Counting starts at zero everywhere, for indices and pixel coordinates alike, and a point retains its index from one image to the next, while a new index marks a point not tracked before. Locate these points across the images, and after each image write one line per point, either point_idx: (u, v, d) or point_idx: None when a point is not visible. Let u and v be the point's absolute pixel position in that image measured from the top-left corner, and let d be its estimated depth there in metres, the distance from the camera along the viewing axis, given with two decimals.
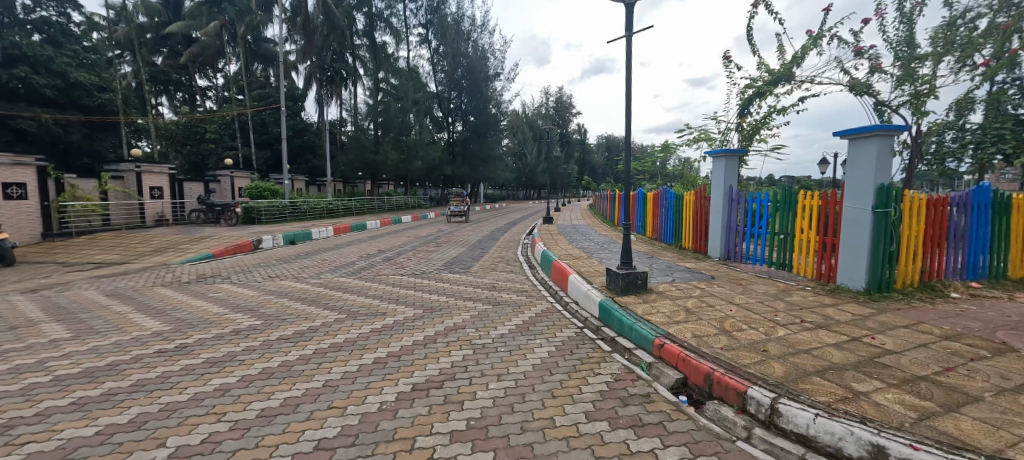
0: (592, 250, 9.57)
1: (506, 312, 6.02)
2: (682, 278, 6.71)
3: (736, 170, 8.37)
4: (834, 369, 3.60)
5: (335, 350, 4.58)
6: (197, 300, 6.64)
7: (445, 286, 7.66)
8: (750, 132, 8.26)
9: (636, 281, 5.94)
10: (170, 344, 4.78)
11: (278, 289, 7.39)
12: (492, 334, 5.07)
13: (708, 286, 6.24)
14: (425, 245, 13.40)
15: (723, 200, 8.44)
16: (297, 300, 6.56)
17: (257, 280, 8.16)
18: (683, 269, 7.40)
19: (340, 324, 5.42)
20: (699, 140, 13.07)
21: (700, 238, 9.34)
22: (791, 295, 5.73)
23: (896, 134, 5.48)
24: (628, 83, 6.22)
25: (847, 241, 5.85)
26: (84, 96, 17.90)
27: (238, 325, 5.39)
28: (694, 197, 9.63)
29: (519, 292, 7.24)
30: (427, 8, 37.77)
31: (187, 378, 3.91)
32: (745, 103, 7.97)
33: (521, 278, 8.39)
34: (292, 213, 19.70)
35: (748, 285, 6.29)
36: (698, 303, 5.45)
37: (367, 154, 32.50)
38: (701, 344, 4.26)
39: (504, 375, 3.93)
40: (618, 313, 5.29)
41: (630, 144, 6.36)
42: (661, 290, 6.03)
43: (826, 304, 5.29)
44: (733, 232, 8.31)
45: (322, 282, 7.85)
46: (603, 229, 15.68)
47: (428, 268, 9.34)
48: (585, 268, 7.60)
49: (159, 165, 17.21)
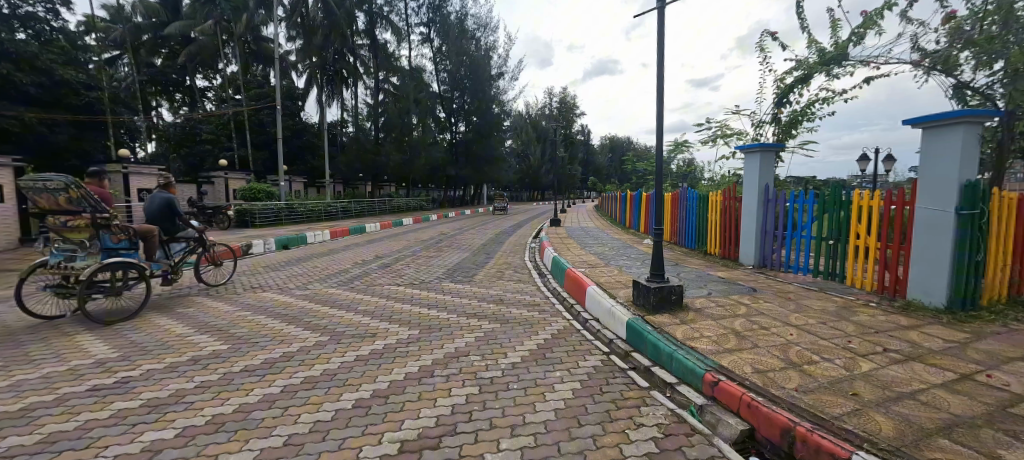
0: (608, 256, 8.70)
1: (516, 333, 5.11)
2: (720, 291, 5.78)
3: (772, 167, 7.42)
4: (962, 426, 2.70)
5: (310, 387, 3.71)
6: (162, 318, 5.78)
7: (444, 299, 6.75)
8: (789, 123, 7.39)
9: (671, 296, 5.04)
10: (110, 378, 3.93)
11: (258, 303, 6.54)
12: (502, 364, 4.17)
13: (753, 301, 5.31)
14: (426, 249, 12.52)
15: (757, 200, 7.47)
16: (275, 318, 5.69)
17: (235, 292, 7.27)
18: (717, 279, 6.47)
19: (318, 350, 4.53)
20: (719, 136, 12.15)
21: (729, 242, 8.41)
22: (857, 314, 4.82)
23: (985, 121, 4.56)
24: (659, 62, 5.34)
25: (920, 248, 4.96)
26: (71, 94, 17.29)
27: (200, 351, 4.52)
28: (721, 197, 8.67)
29: (529, 306, 6.33)
30: (429, 6, 36.86)
31: (112, 432, 3.04)
32: (786, 92, 7.09)
33: (530, 289, 7.46)
34: (288, 216, 18.90)
35: (800, 300, 5.36)
36: (747, 323, 4.56)
37: (368, 155, 31.51)
38: (768, 382, 3.37)
39: (519, 428, 3.04)
40: (654, 337, 4.38)
41: (660, 133, 5.44)
42: (698, 306, 5.11)
43: (905, 327, 4.38)
44: (770, 237, 7.35)
45: (307, 295, 6.97)
46: (615, 232, 14.78)
47: (428, 277, 8.46)
48: (604, 278, 6.71)
49: (147, 166, 16.48)
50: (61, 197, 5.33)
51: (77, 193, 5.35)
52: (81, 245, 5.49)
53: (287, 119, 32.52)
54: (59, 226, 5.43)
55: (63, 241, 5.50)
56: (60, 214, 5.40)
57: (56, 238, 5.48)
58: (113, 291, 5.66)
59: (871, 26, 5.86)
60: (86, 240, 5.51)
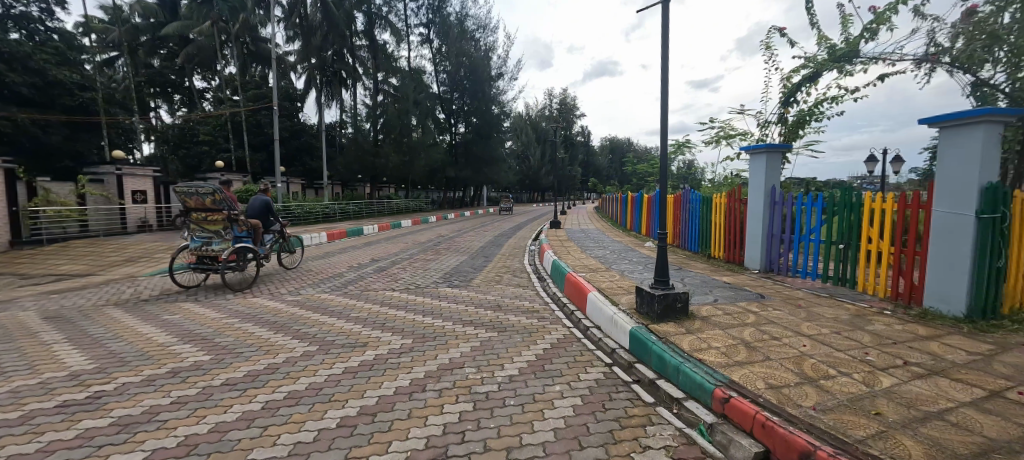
0: (609, 260, 8.49)
1: (513, 342, 4.87)
2: (726, 297, 5.56)
3: (778, 169, 7.19)
4: (1000, 452, 2.46)
5: (293, 404, 3.46)
6: (146, 326, 5.55)
7: (440, 305, 6.51)
8: (795, 124, 7.18)
9: (676, 304, 4.80)
10: (81, 393, 3.69)
11: (247, 309, 6.30)
12: (498, 377, 3.93)
13: (761, 309, 5.08)
14: (424, 252, 12.31)
15: (763, 203, 7.23)
16: (263, 326, 5.45)
17: (225, 297, 7.05)
18: (723, 285, 6.25)
19: (305, 362, 4.30)
20: (722, 137, 11.96)
21: (734, 245, 8.18)
22: (872, 323, 4.59)
23: (1005, 121, 4.36)
24: (663, 61, 5.13)
25: (937, 253, 4.74)
26: (64, 95, 17.13)
27: (181, 363, 4.29)
28: (725, 199, 8.43)
29: (528, 313, 6.10)
30: (428, 7, 36.73)
31: (75, 456, 2.79)
32: (793, 91, 6.90)
33: (529, 294, 7.23)
34: (285, 218, 18.68)
35: (810, 308, 5.13)
36: (757, 333, 4.34)
37: (367, 157, 31.28)
38: (783, 400, 3.13)
39: (515, 451, 2.80)
40: (659, 347, 4.16)
41: (664, 133, 5.22)
42: (705, 314, 4.88)
43: (924, 337, 4.16)
44: (776, 241, 7.10)
45: (298, 301, 6.73)
46: (616, 235, 14.55)
47: (425, 281, 8.24)
48: (606, 284, 6.48)
49: (142, 167, 16.20)
50: (207, 199, 7.28)
51: (217, 195, 7.26)
52: (216, 233, 7.40)
53: (285, 120, 32.34)
54: (202, 220, 7.37)
55: (202, 230, 7.42)
56: (203, 211, 7.32)
57: (198, 228, 7.42)
58: (238, 267, 7.58)
59: (883, 23, 5.65)
60: (220, 230, 7.43)
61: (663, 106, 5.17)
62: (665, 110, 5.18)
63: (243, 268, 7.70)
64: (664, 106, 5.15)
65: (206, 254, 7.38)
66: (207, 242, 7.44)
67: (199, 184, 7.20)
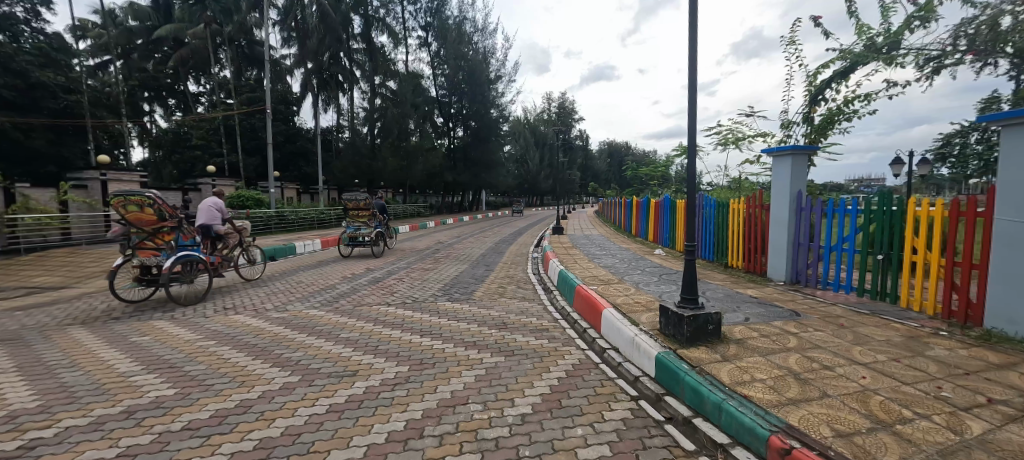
0: (620, 271, 7.93)
1: (524, 370, 4.26)
2: (760, 315, 4.99)
3: (804, 173, 6.65)
4: None
5: (264, 456, 2.87)
6: (109, 350, 4.96)
7: (439, 323, 5.91)
8: (823, 123, 6.63)
9: (707, 326, 4.21)
10: (9, 444, 3.08)
11: (226, 329, 5.70)
12: (509, 416, 3.36)
13: (801, 330, 4.51)
14: (422, 260, 11.75)
15: (789, 209, 6.68)
16: (242, 351, 4.87)
17: (205, 314, 6.45)
18: (750, 300, 5.69)
19: (284, 398, 3.70)
20: (733, 140, 11.50)
21: (754, 254, 7.62)
22: (933, 347, 4.03)
23: None
24: (689, 50, 4.58)
25: (1002, 267, 4.19)
26: (48, 98, 16.56)
27: (139, 400, 3.69)
28: (744, 205, 7.89)
29: (537, 333, 5.50)
30: (428, 9, 36.37)
31: None
32: (821, 88, 6.39)
33: (536, 310, 6.65)
34: (278, 224, 18.11)
35: (854, 328, 4.58)
36: (806, 361, 3.77)
37: (364, 161, 30.77)
38: (861, 455, 2.55)
39: None
40: (693, 379, 3.59)
41: (692, 129, 4.64)
42: (740, 337, 4.30)
43: (999, 366, 3.61)
44: (803, 250, 6.56)
45: (283, 319, 6.11)
46: (621, 241, 14.06)
47: (423, 294, 7.68)
48: (621, 300, 5.90)
49: (128, 172, 15.69)
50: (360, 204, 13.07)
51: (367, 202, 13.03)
52: (363, 223, 13.16)
53: (281, 124, 31.78)
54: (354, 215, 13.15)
55: (355, 221, 13.21)
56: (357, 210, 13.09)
57: (352, 220, 13.19)
58: (374, 243, 13.18)
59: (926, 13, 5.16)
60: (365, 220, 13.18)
61: (690, 100, 4.61)
62: (693, 104, 4.61)
63: (375, 244, 13.32)
64: (692, 100, 4.59)
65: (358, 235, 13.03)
66: (358, 228, 13.25)
67: (355, 195, 12.96)
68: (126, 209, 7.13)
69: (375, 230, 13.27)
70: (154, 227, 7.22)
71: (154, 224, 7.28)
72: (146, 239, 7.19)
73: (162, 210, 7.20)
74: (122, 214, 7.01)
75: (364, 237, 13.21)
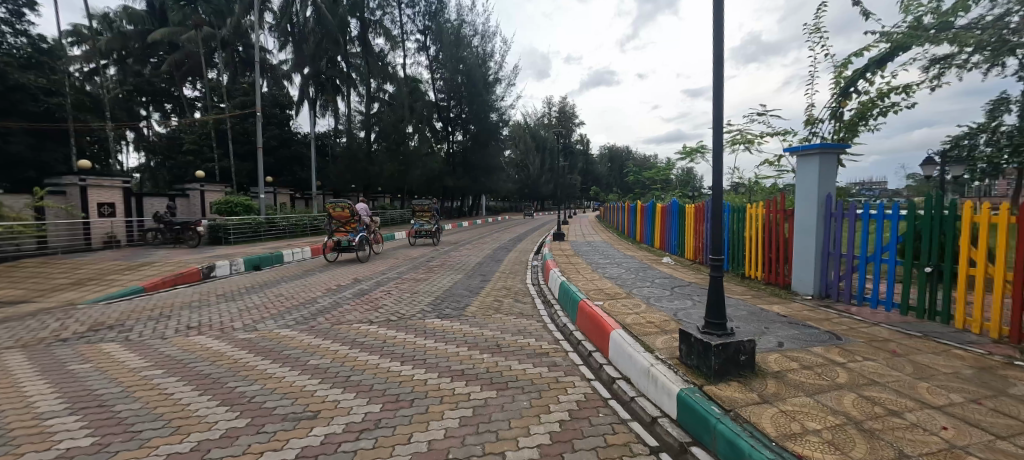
0: (627, 283, 7.25)
1: (518, 411, 3.54)
2: (795, 339, 4.27)
3: (833, 173, 5.94)
4: None
5: None
6: (35, 383, 4.26)
7: (423, 346, 5.19)
8: (854, 119, 5.94)
9: (739, 356, 3.50)
10: None
11: (180, 355, 4.99)
12: None
13: (847, 359, 3.81)
14: (414, 270, 11.03)
15: (817, 215, 5.97)
16: (189, 384, 4.15)
17: (163, 336, 5.75)
18: (779, 319, 4.97)
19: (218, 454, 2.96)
20: (746, 140, 10.84)
21: (776, 264, 6.91)
22: (1015, 384, 3.32)
23: None
24: (714, 27, 3.84)
25: None
26: (27, 101, 16.07)
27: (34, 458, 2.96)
28: (762, 210, 7.20)
29: (534, 358, 4.77)
30: (426, 13, 35.95)
31: None
32: (853, 80, 5.72)
33: (535, 328, 5.93)
34: (268, 231, 17.44)
35: (912, 356, 3.86)
36: (865, 404, 3.07)
37: (360, 165, 30.14)
38: None
39: None
40: (726, 427, 2.87)
41: (718, 119, 3.90)
42: (777, 369, 3.59)
43: None
44: (833, 260, 5.85)
45: (249, 342, 5.39)
46: (626, 248, 13.38)
47: (411, 309, 6.99)
48: (632, 319, 5.19)
49: (111, 178, 15.05)
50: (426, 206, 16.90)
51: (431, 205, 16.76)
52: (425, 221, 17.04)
53: (275, 128, 31.15)
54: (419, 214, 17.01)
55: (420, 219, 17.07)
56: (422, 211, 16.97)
57: (417, 217, 17.05)
58: (432, 237, 17.15)
59: None
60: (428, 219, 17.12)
61: (715, 84, 3.85)
62: (719, 89, 3.85)
63: (434, 237, 17.34)
64: (718, 84, 3.83)
65: (422, 230, 17.07)
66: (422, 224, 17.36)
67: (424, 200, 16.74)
68: (333, 209, 12.04)
69: (434, 226, 17.11)
70: (348, 220, 12.28)
71: (346, 218, 12.26)
72: (343, 226, 12.19)
73: (354, 209, 12.29)
74: (333, 212, 12.00)
75: (426, 232, 17.13)
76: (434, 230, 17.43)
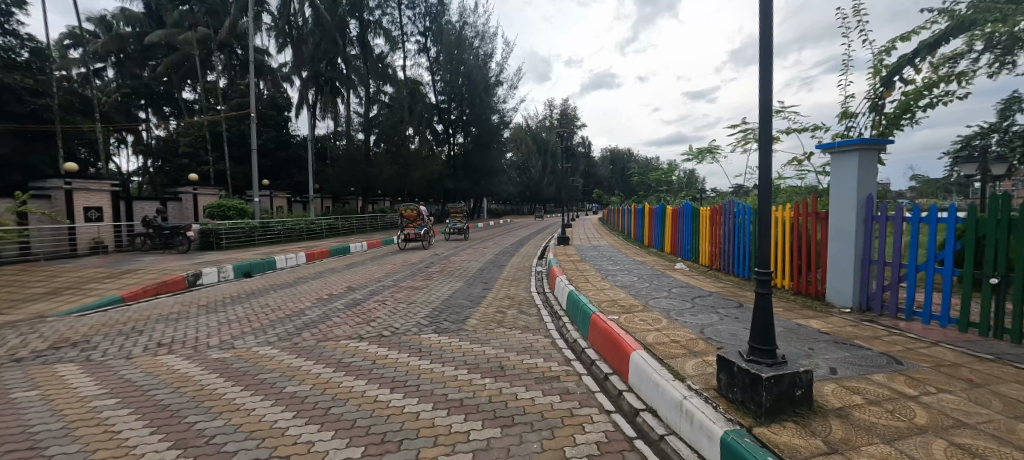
0: (642, 293, 6.63)
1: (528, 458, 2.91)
2: (849, 364, 3.66)
3: (874, 172, 5.33)
4: None
5: None
6: None
7: (417, 368, 4.58)
8: (897, 112, 5.41)
9: (794, 391, 2.90)
10: None
11: (140, 379, 4.39)
12: None
13: (919, 390, 3.21)
14: (412, 277, 10.44)
15: (857, 219, 5.36)
16: (140, 420, 3.52)
17: (128, 355, 5.17)
18: (823, 338, 4.36)
19: None
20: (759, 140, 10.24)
21: (805, 271, 6.33)
22: None
23: None
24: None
25: None
26: (13, 102, 15.60)
27: None
28: (789, 213, 6.64)
29: (543, 384, 4.16)
30: (427, 14, 35.53)
31: None
32: (897, 69, 5.15)
33: (543, 346, 5.32)
34: (262, 236, 16.86)
35: (994, 387, 3.25)
36: (961, 455, 2.46)
37: (359, 167, 29.59)
38: None
39: None
40: None
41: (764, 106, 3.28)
42: (840, 406, 2.98)
43: None
44: (874, 269, 5.26)
45: (221, 363, 4.80)
46: (635, 253, 12.81)
47: (406, 323, 6.40)
48: (654, 338, 4.56)
49: (98, 181, 14.47)
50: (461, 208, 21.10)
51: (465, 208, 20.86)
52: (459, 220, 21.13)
53: (272, 130, 30.70)
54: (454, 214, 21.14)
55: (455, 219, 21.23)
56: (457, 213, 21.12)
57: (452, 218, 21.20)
58: (460, 234, 20.48)
59: None
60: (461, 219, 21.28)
61: (764, 64, 3.21)
62: (769, 69, 3.20)
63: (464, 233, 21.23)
64: (766, 64, 3.19)
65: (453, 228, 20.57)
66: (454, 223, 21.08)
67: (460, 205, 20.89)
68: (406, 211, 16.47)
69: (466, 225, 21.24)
70: (414, 218, 16.71)
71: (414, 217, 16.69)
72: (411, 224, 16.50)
73: (420, 210, 16.79)
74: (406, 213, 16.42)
75: (460, 228, 21.24)
76: (463, 228, 21.16)
